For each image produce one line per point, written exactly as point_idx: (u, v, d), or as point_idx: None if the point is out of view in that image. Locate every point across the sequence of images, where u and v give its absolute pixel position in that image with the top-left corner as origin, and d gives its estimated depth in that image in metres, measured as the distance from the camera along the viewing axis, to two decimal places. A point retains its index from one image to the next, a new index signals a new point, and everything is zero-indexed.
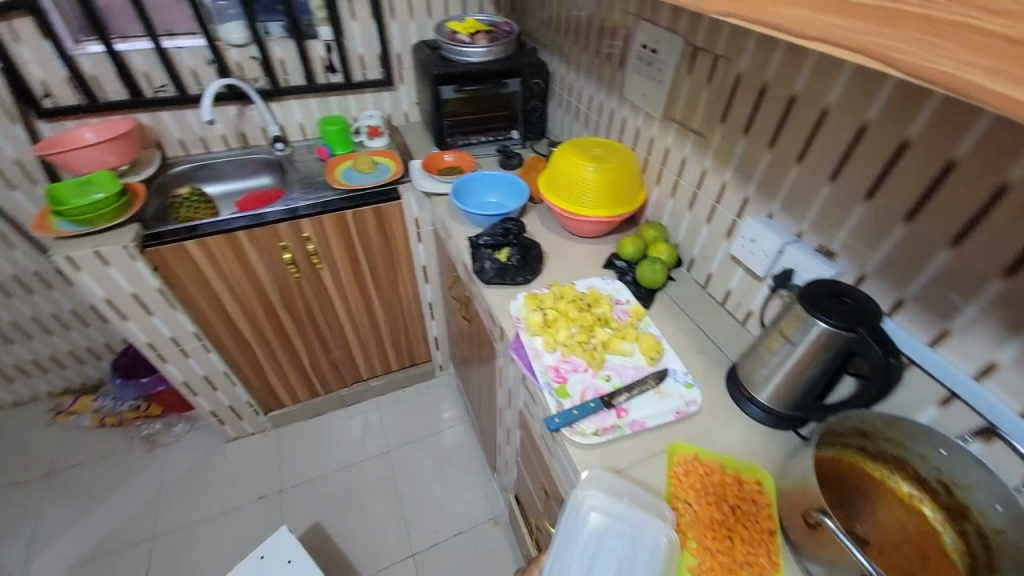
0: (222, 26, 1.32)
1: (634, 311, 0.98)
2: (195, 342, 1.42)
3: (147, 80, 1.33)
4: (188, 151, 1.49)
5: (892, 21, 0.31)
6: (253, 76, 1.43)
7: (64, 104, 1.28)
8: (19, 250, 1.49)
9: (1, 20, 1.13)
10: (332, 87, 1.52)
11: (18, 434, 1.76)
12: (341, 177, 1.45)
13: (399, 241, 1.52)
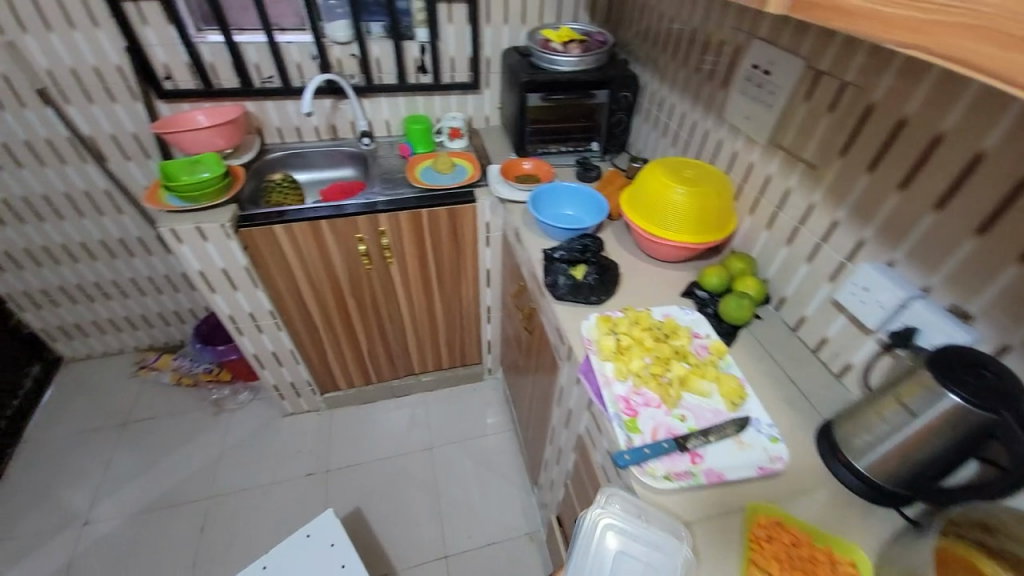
0: (329, 24, 1.39)
1: (714, 347, 0.91)
2: (270, 320, 1.50)
3: (257, 70, 1.42)
4: (283, 139, 1.57)
5: (901, 22, 0.39)
6: (350, 72, 1.49)
7: (182, 87, 1.38)
8: (129, 216, 1.64)
9: (135, 5, 1.24)
10: (422, 87, 1.56)
11: (107, 381, 1.94)
12: (420, 175, 1.48)
13: (468, 243, 1.53)
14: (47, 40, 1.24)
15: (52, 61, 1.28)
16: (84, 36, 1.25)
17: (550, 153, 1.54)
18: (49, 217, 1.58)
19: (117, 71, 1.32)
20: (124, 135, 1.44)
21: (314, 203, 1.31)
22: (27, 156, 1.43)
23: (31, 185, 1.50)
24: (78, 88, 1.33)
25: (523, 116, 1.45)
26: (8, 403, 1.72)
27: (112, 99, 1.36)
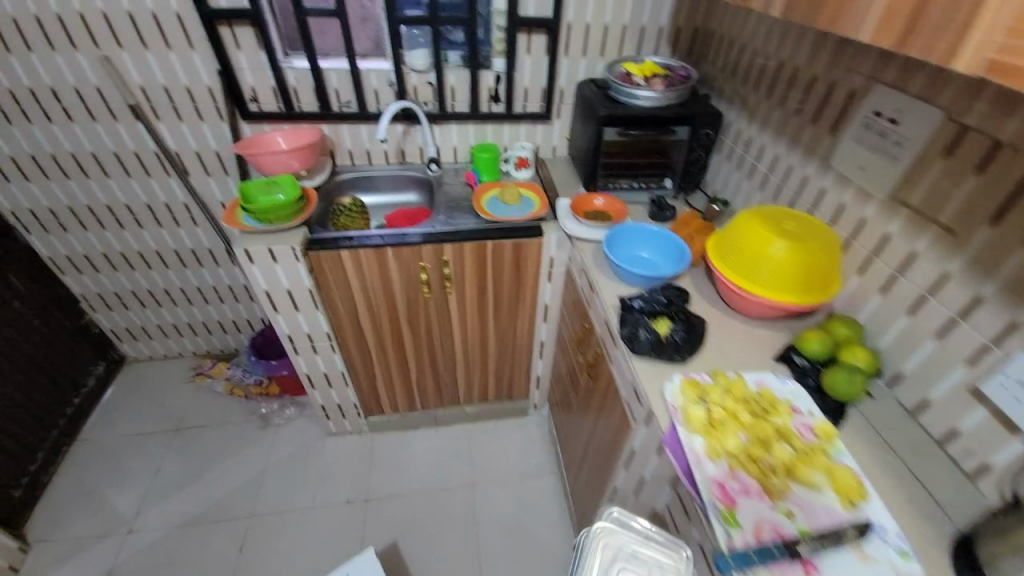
0: (409, 53, 1.39)
1: (821, 429, 0.79)
2: (326, 341, 1.49)
3: (336, 95, 1.44)
4: (353, 161, 1.59)
5: None
6: (423, 99, 1.49)
7: (265, 110, 1.42)
8: (202, 228, 1.69)
9: (231, 30, 1.28)
10: (493, 116, 1.54)
11: (165, 384, 2.00)
12: (486, 205, 1.44)
13: (529, 277, 1.47)
14: (147, 62, 1.30)
15: (149, 81, 1.34)
16: (180, 58, 1.30)
17: (621, 189, 1.47)
18: (130, 226, 1.65)
19: (207, 92, 1.37)
20: (206, 153, 1.50)
21: (381, 230, 1.29)
22: (117, 168, 1.50)
23: (117, 195, 1.57)
24: (170, 106, 1.38)
25: (598, 150, 1.39)
26: (74, 401, 1.80)
27: (199, 118, 1.41)
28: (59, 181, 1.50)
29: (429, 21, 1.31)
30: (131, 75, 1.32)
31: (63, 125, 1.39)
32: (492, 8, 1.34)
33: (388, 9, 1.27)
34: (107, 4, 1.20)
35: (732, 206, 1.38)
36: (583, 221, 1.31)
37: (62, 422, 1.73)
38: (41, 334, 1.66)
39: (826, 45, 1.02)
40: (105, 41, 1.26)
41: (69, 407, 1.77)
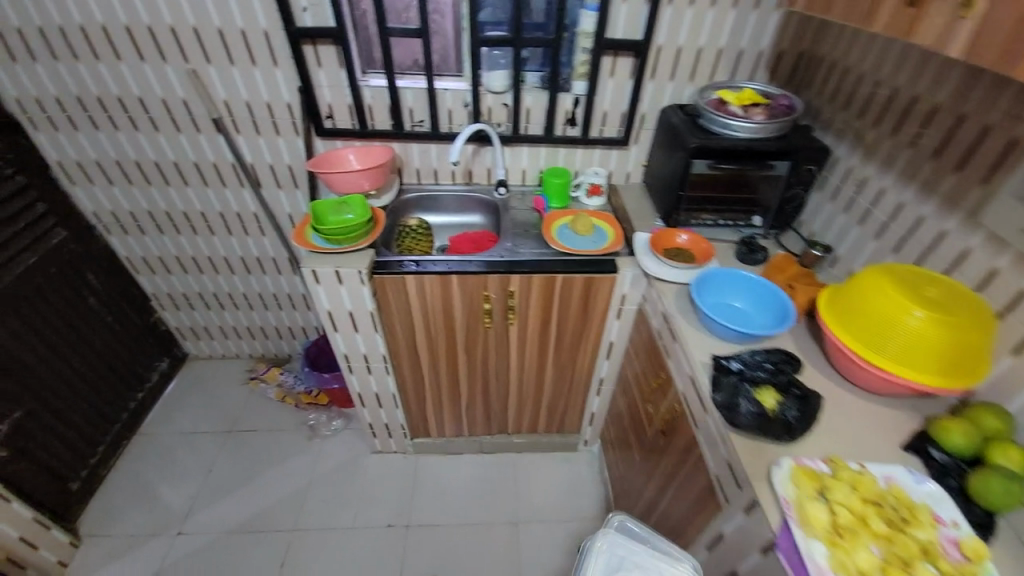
0: (488, 74, 1.34)
1: (970, 549, 0.66)
2: (381, 363, 1.45)
3: (410, 114, 1.41)
4: (420, 180, 1.55)
5: None
6: (497, 122, 1.44)
7: (340, 126, 1.41)
8: (267, 238, 1.71)
9: (314, 48, 1.27)
10: (568, 141, 1.46)
11: (221, 385, 2.04)
12: (556, 235, 1.36)
13: (598, 313, 1.37)
14: (232, 76, 1.31)
15: (233, 95, 1.35)
16: (263, 73, 1.31)
17: (704, 225, 1.35)
18: (202, 232, 1.69)
19: (285, 108, 1.37)
20: (280, 166, 1.50)
21: (448, 255, 1.25)
22: (194, 177, 1.53)
23: (192, 202, 1.60)
24: (250, 120, 1.40)
25: (683, 182, 1.28)
26: (137, 395, 1.85)
27: (276, 132, 1.42)
28: (141, 187, 1.55)
29: (512, 43, 1.25)
30: (216, 88, 1.34)
31: (149, 134, 1.43)
32: (579, 30, 1.27)
33: (472, 30, 1.23)
34: (200, 20, 1.22)
35: (834, 252, 1.23)
36: (663, 259, 1.21)
37: (124, 417, 1.77)
38: (112, 331, 1.72)
39: (981, 82, 0.88)
40: (195, 56, 1.28)
41: (132, 401, 1.81)
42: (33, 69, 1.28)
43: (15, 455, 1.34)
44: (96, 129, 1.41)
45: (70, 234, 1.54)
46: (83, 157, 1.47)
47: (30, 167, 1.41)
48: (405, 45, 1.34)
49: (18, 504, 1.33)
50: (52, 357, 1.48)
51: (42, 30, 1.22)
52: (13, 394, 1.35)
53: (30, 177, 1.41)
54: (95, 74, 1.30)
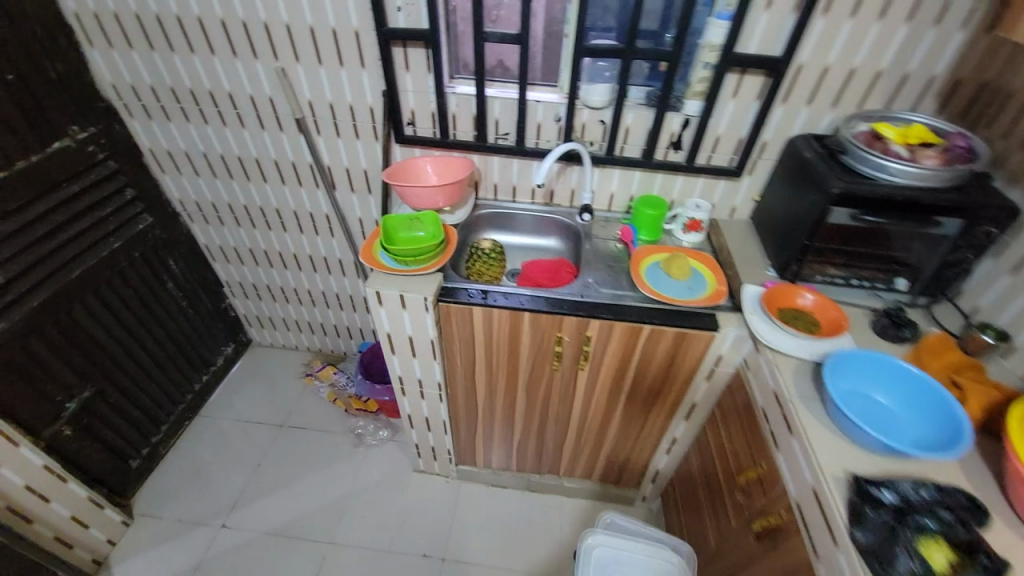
0: (587, 87, 1.19)
1: None
2: (435, 391, 1.35)
3: (495, 126, 1.29)
4: (497, 196, 1.43)
5: None
6: (589, 140, 1.28)
7: (420, 134, 1.32)
8: (336, 239, 1.67)
9: (403, 50, 1.18)
10: (668, 167, 1.27)
11: (278, 376, 2.06)
12: (644, 275, 1.19)
13: (684, 372, 1.18)
14: (318, 76, 1.26)
15: (318, 95, 1.30)
16: (349, 75, 1.24)
17: (829, 283, 1.13)
18: (275, 227, 1.68)
19: (368, 111, 1.30)
20: (356, 170, 1.45)
21: (522, 289, 1.12)
22: (273, 174, 1.51)
23: (269, 199, 1.59)
24: (331, 121, 1.34)
25: (814, 231, 1.05)
26: (203, 377, 1.90)
27: (356, 135, 1.36)
28: (224, 179, 1.56)
29: (622, 54, 1.08)
30: (301, 87, 1.29)
31: (234, 129, 1.42)
32: (702, 42, 1.08)
33: (577, 37, 1.07)
34: (293, 17, 1.17)
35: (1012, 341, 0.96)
36: (779, 324, 1.01)
37: (188, 398, 1.83)
38: (185, 314, 1.77)
39: None
40: (285, 54, 1.23)
41: (197, 383, 1.86)
42: (132, 58, 1.31)
43: (78, 430, 1.41)
44: (186, 120, 1.43)
45: (155, 219, 1.59)
46: (174, 147, 1.50)
47: (124, 153, 1.45)
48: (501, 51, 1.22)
49: (76, 484, 1.37)
50: (125, 337, 1.53)
51: (139, 16, 1.23)
52: (82, 370, 1.40)
53: (123, 163, 1.45)
54: (189, 66, 1.31)
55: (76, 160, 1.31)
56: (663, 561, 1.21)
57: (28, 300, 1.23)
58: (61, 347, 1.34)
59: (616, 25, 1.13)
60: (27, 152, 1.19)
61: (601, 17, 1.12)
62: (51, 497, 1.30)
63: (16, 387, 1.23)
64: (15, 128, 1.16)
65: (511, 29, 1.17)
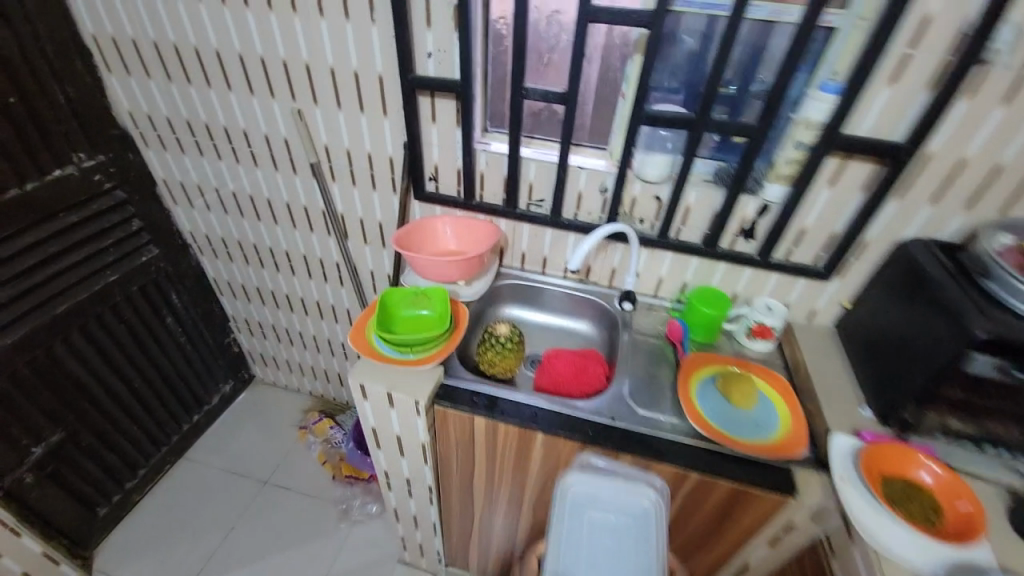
0: (643, 157, 0.98)
1: None
2: (425, 492, 1.13)
3: (528, 191, 1.10)
4: (523, 265, 1.24)
5: None
6: (637, 218, 1.07)
7: (442, 192, 1.16)
8: (345, 289, 1.52)
9: (430, 100, 1.02)
10: (735, 258, 1.03)
11: (273, 421, 1.91)
12: (694, 393, 0.94)
13: (737, 531, 0.90)
14: (336, 120, 1.12)
15: (335, 141, 1.16)
16: (369, 122, 1.10)
17: (949, 442, 0.84)
18: (283, 269, 1.55)
19: (387, 161, 1.15)
20: (370, 221, 1.30)
21: (537, 398, 0.91)
22: (284, 217, 1.39)
23: (279, 240, 1.47)
24: (347, 169, 1.20)
25: (939, 377, 0.78)
26: (194, 417, 1.78)
27: (372, 185, 1.21)
28: (235, 217, 1.45)
29: (692, 125, 0.87)
30: (318, 131, 1.16)
31: (247, 167, 1.31)
32: (796, 116, 0.85)
33: (637, 103, 0.88)
34: (313, 56, 1.04)
35: None
36: (884, 505, 0.74)
37: (173, 440, 1.71)
38: (182, 351, 1.66)
39: None
40: (302, 95, 1.10)
41: (185, 424, 1.75)
42: (150, 88, 1.24)
43: (42, 477, 1.30)
44: (200, 153, 1.33)
45: (161, 251, 1.49)
46: (186, 179, 1.40)
47: (134, 181, 1.37)
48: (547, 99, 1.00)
49: (29, 539, 1.25)
50: (107, 376, 1.42)
51: (157, 45, 1.15)
52: (54, 413, 1.30)
53: (132, 192, 1.37)
54: (205, 99, 1.21)
55: (78, 190, 1.22)
56: (644, 502, 0.82)
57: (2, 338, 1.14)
58: (32, 388, 1.24)
59: (686, 87, 0.93)
60: (22, 181, 1.11)
61: (669, 77, 0.92)
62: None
63: None
64: (13, 159, 1.08)
65: (559, 84, 0.99)
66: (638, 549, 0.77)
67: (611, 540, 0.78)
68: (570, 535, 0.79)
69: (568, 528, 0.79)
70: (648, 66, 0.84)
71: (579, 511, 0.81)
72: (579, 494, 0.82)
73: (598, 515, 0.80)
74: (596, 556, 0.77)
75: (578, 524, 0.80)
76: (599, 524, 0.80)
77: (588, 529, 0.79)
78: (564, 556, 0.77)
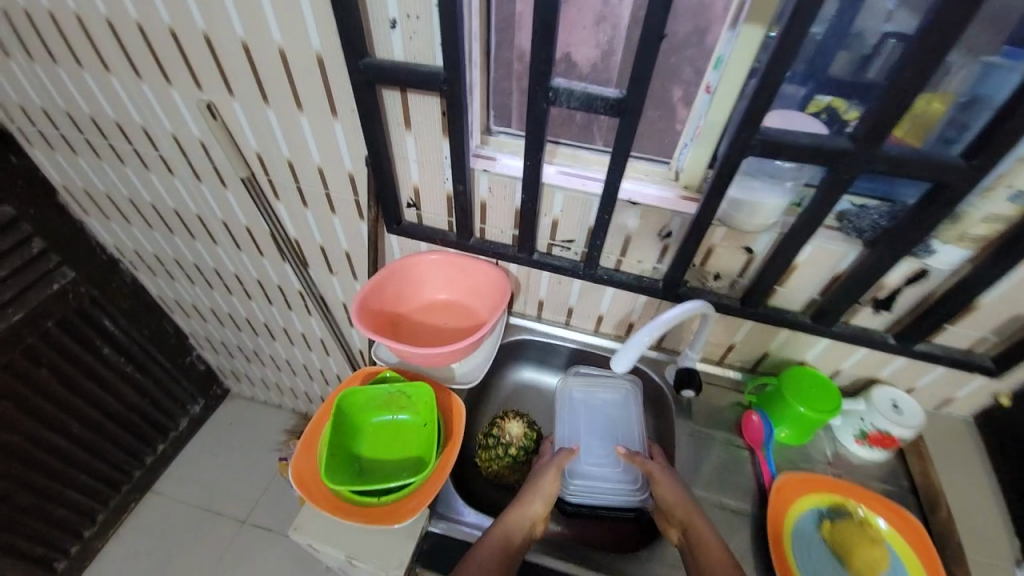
0: (737, 197, 0.61)
1: None
2: None
3: (550, 229, 0.75)
4: (541, 313, 0.91)
5: None
6: (712, 272, 0.73)
7: (428, 223, 0.81)
8: (314, 319, 1.21)
9: (400, 97, 0.65)
10: (854, 341, 0.70)
11: (251, 444, 1.68)
12: (793, 551, 0.66)
13: None
14: (267, 121, 0.75)
15: (270, 148, 0.80)
16: (313, 123, 0.73)
17: None
18: (237, 291, 1.23)
19: (347, 179, 0.80)
20: (333, 249, 0.96)
21: (554, 560, 0.66)
22: (223, 236, 1.05)
23: (224, 261, 1.14)
24: (294, 186, 0.85)
25: None
26: (157, 447, 1.53)
27: (330, 208, 0.86)
28: (163, 232, 1.11)
29: (841, 160, 0.51)
30: (244, 134, 0.79)
31: (161, 175, 0.95)
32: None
33: (746, 119, 0.51)
34: (215, 22, 0.64)
35: None
36: None
37: (135, 475, 1.47)
38: (132, 383, 1.36)
39: None
40: (213, 81, 0.72)
41: (149, 456, 1.50)
42: (4, 64, 0.83)
43: None
44: (97, 155, 0.95)
45: (81, 273, 1.15)
46: (90, 186, 1.03)
47: (25, 190, 0.99)
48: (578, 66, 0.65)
49: None
50: (40, 429, 1.13)
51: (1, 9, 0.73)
52: None
53: (26, 206, 1.00)
54: (82, 83, 0.81)
55: None
56: (627, 386, 0.83)
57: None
58: None
59: (819, 77, 0.57)
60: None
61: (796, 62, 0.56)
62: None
63: None
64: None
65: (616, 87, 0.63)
66: (624, 427, 0.79)
67: (604, 418, 0.80)
68: (569, 417, 0.79)
69: (566, 412, 0.80)
70: (778, 60, 0.46)
71: (572, 397, 0.82)
72: (571, 387, 0.83)
73: (590, 402, 0.81)
74: (590, 436, 0.78)
75: (574, 410, 0.80)
76: (591, 407, 0.81)
77: (583, 410, 0.80)
78: (567, 434, 0.77)
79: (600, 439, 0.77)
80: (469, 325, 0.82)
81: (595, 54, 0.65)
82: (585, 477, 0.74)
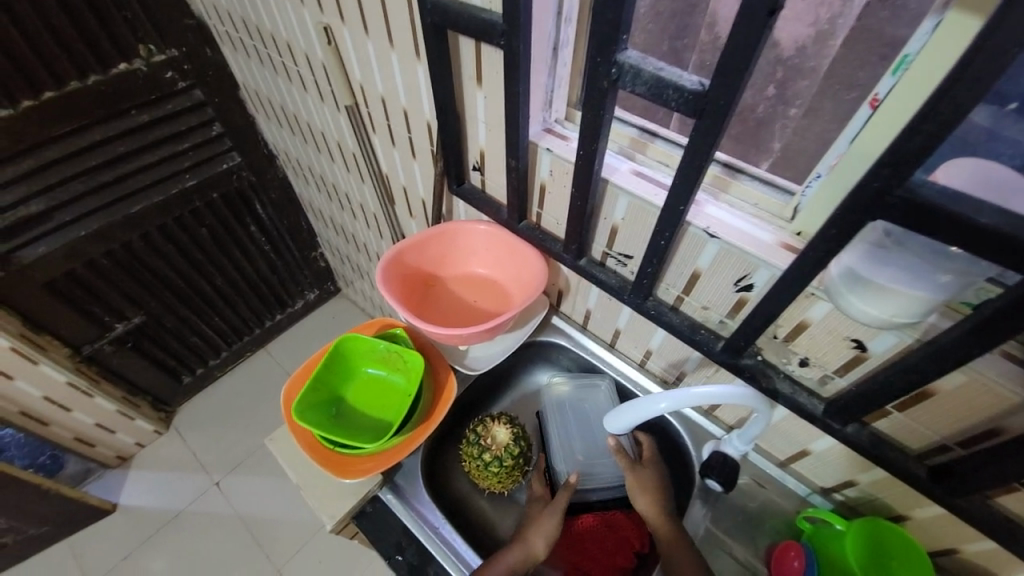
0: (850, 277, 0.42)
1: None
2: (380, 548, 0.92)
3: (607, 235, 0.63)
4: (586, 324, 0.80)
5: None
6: (798, 354, 0.54)
7: (491, 191, 0.75)
8: None
9: (473, 48, 0.58)
10: (983, 529, 0.47)
11: None
12: None
13: None
14: (367, 54, 0.75)
15: (370, 82, 0.80)
16: (401, 62, 0.70)
17: None
18: (347, 208, 1.35)
19: (426, 126, 0.77)
20: (414, 193, 0.97)
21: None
22: (337, 155, 1.13)
23: (338, 178, 1.24)
24: (386, 123, 0.85)
25: None
26: (276, 316, 1.82)
27: (412, 152, 0.86)
28: (300, 141, 1.25)
29: None
30: (351, 62, 0.81)
31: (298, 88, 1.04)
32: None
33: (883, 159, 0.33)
34: None
35: None
36: None
37: (254, 332, 1.78)
38: (266, 258, 1.62)
39: None
40: (329, 5, 0.74)
41: (267, 320, 1.80)
42: None
43: (123, 349, 1.37)
44: (260, 62, 1.08)
45: (245, 160, 1.37)
46: (256, 87, 1.20)
47: (213, 81, 1.19)
48: (775, 48, 0.50)
49: (102, 400, 1.37)
50: (192, 274, 1.40)
51: None
52: (133, 297, 1.31)
53: (212, 94, 1.20)
54: None
55: (148, 88, 1.07)
56: (603, 384, 0.78)
57: (74, 230, 1.09)
58: (113, 274, 1.23)
59: None
60: (82, 75, 0.97)
61: None
62: (73, 407, 1.31)
63: (57, 308, 1.17)
64: (62, 37, 0.91)
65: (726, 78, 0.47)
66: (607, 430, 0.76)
67: (592, 423, 0.77)
68: (561, 428, 0.77)
69: (556, 423, 0.77)
70: (960, 77, 0.27)
71: (560, 406, 0.78)
72: (552, 393, 0.79)
73: (576, 408, 0.78)
74: (588, 443, 0.76)
75: (562, 418, 0.77)
76: (578, 413, 0.78)
77: (572, 417, 0.77)
78: (563, 449, 0.75)
79: (590, 444, 0.76)
80: (497, 309, 0.76)
81: (806, 34, 0.48)
82: (598, 484, 0.72)
